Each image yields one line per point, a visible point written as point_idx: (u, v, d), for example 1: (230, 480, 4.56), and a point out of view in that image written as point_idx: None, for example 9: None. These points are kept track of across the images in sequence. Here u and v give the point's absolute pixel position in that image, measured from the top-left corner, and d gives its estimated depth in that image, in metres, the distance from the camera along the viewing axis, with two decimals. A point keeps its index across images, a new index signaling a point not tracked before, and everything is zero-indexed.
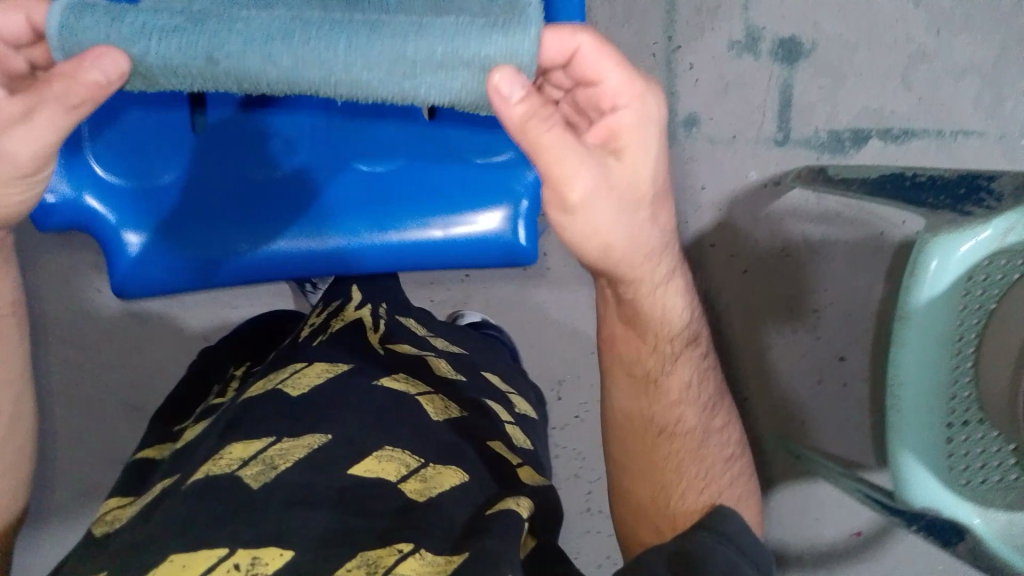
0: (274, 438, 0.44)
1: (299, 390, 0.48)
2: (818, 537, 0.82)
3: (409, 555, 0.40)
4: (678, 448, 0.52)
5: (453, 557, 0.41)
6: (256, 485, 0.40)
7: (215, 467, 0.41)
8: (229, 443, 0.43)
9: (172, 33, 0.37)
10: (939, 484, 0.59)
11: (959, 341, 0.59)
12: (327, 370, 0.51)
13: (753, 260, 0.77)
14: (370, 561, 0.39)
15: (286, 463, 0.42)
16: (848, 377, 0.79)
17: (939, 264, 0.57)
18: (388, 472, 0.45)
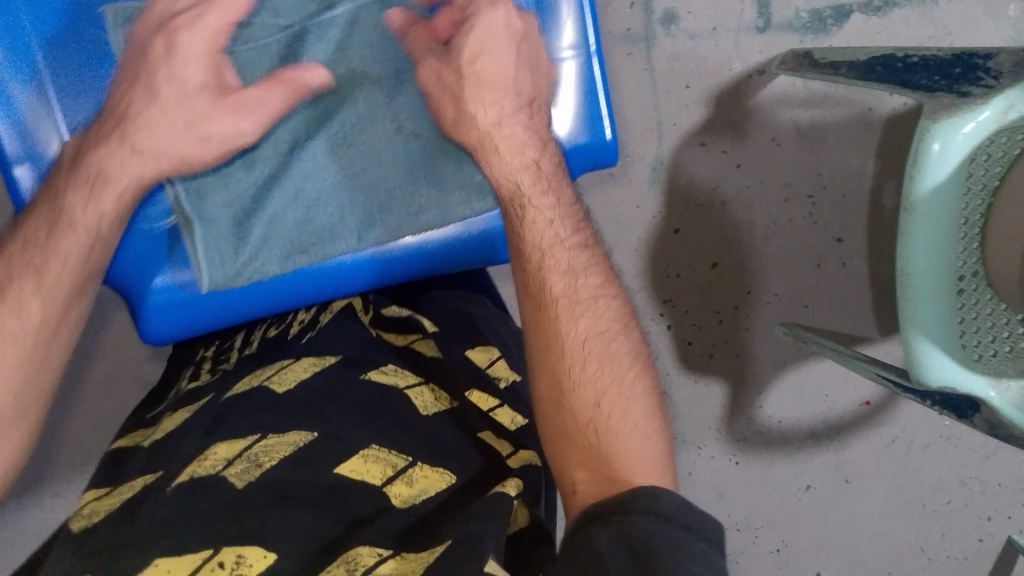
0: (258, 436, 0.46)
1: (285, 386, 0.51)
2: (829, 410, 0.84)
3: (388, 556, 0.41)
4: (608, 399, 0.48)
5: (435, 549, 0.42)
6: (241, 484, 0.42)
7: (202, 468, 0.44)
8: (214, 442, 0.46)
9: (223, 238, 0.53)
10: (951, 362, 0.61)
11: (965, 224, 0.59)
12: (314, 365, 0.54)
13: (744, 153, 0.76)
14: (350, 560, 0.40)
15: (273, 459, 0.44)
16: (846, 256, 0.79)
17: (938, 150, 0.57)
18: (372, 475, 0.46)
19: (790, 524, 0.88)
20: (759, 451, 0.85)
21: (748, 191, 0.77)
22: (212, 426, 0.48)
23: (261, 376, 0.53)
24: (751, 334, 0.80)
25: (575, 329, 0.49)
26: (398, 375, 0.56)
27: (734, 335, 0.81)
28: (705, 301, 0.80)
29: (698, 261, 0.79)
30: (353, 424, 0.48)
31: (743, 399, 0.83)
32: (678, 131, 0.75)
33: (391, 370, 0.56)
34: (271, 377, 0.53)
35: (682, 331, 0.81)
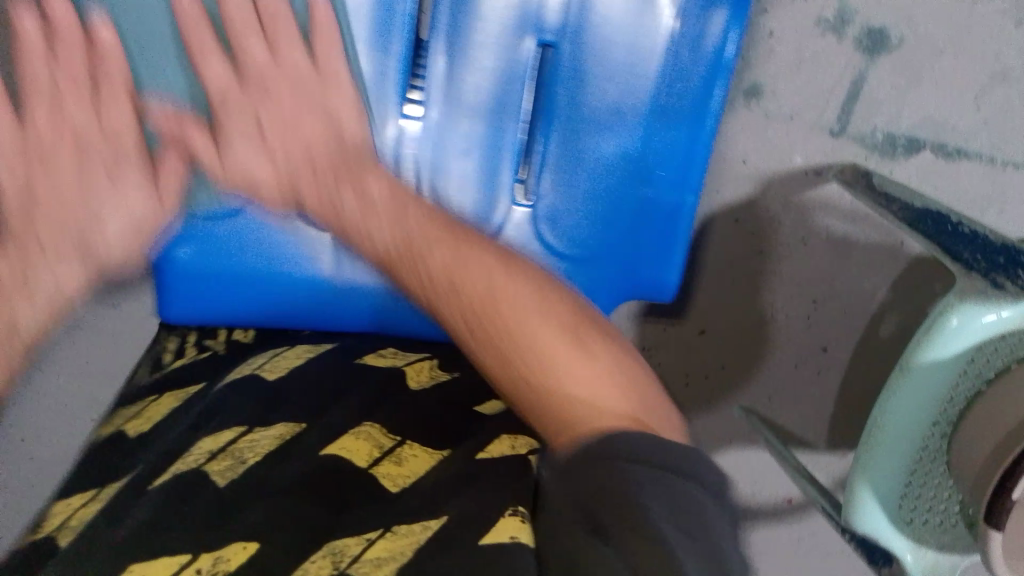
0: (245, 429, 0.51)
1: (276, 372, 0.57)
2: (750, 498, 0.87)
3: (378, 538, 0.40)
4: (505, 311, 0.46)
5: (430, 523, 0.40)
6: (222, 482, 0.46)
7: (187, 463, 0.48)
8: (201, 436, 0.51)
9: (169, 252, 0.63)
10: (884, 519, 0.64)
11: (947, 402, 0.61)
12: (307, 352, 0.61)
13: (770, 241, 0.77)
14: (336, 551, 0.39)
15: (255, 454, 0.48)
16: (824, 366, 0.81)
17: (956, 332, 0.58)
18: (360, 455, 0.47)
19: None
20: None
21: (762, 277, 0.78)
22: (202, 418, 0.53)
23: (254, 363, 0.59)
24: (711, 401, 0.83)
25: (539, 330, 0.45)
26: (397, 358, 0.60)
27: (695, 400, 0.83)
28: (679, 360, 0.82)
29: (690, 324, 0.80)
30: (328, 424, 0.50)
31: None
32: (718, 200, 0.76)
33: (389, 353, 0.61)
34: (267, 362, 0.58)
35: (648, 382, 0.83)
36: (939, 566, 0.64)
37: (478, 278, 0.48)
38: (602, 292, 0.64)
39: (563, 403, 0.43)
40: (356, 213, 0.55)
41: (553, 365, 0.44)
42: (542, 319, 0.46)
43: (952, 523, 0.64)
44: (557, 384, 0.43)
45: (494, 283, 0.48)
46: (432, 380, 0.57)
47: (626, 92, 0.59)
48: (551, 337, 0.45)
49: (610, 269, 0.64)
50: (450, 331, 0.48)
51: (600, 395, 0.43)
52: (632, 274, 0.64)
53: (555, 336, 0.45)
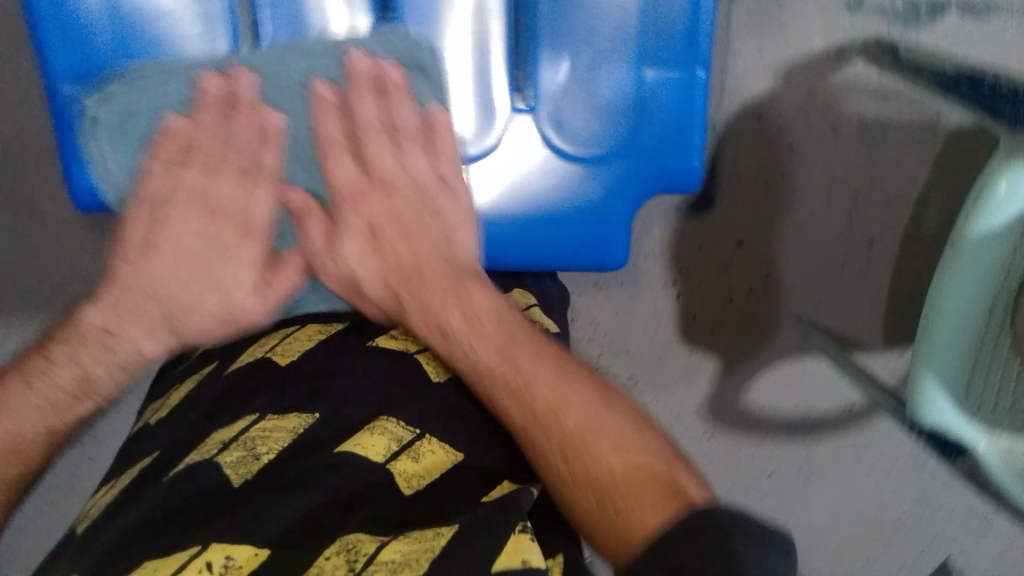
0: (258, 416, 0.48)
1: (288, 356, 0.53)
2: (812, 407, 0.83)
3: (391, 539, 0.38)
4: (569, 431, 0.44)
5: (442, 530, 0.39)
6: (237, 482, 0.44)
7: (199, 455, 0.47)
8: (219, 425, 0.49)
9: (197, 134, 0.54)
10: (951, 406, 0.60)
11: (1004, 274, 0.57)
12: (319, 332, 0.56)
13: (799, 137, 0.73)
14: (350, 547, 0.38)
15: (268, 448, 0.45)
16: (872, 261, 0.77)
17: (1009, 195, 0.54)
18: (377, 451, 0.44)
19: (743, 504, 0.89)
20: (750, 437, 0.85)
21: (793, 176, 0.74)
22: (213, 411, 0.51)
23: (265, 347, 0.55)
24: (756, 320, 0.79)
25: (602, 445, 0.43)
26: (410, 340, 0.55)
27: (740, 318, 0.79)
28: (717, 282, 0.77)
29: (725, 239, 0.76)
30: (344, 399, 0.49)
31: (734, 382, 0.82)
32: (739, 97, 0.71)
33: (402, 334, 0.55)
34: (278, 345, 0.54)
35: (689, 305, 0.78)
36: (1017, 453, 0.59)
37: (578, 423, 0.44)
38: (614, 225, 0.60)
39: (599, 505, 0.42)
40: (465, 336, 0.50)
41: (596, 463, 0.43)
42: (612, 417, 0.45)
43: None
44: (634, 493, 0.41)
45: (547, 412, 0.45)
46: (452, 375, 0.52)
47: (622, 32, 0.56)
48: (611, 446, 0.43)
49: (625, 173, 0.59)
50: (530, 455, 0.45)
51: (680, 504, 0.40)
52: (652, 174, 0.59)
53: (615, 431, 0.44)
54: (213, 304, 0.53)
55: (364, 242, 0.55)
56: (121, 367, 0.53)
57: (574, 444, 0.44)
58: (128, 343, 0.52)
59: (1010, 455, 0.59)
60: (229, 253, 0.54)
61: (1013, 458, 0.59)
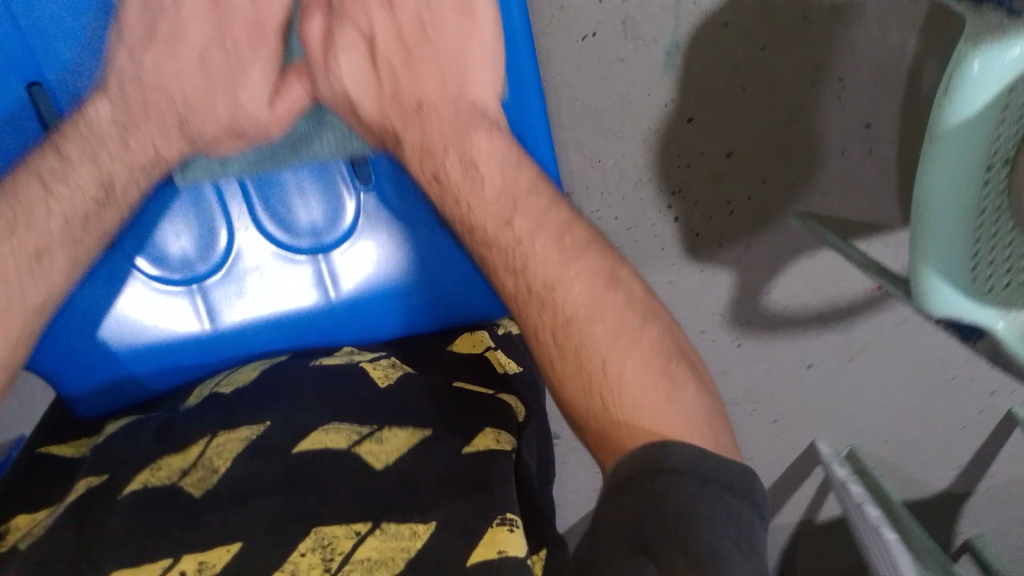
0: (209, 438, 0.55)
1: (232, 386, 0.59)
2: (834, 297, 0.82)
3: (367, 535, 0.49)
4: (593, 351, 0.49)
5: (418, 532, 0.49)
6: (197, 492, 0.53)
7: (155, 479, 0.53)
8: (166, 451, 0.55)
9: None
10: (959, 294, 0.59)
11: (992, 155, 0.55)
12: (260, 364, 0.61)
13: (771, 35, 0.69)
14: (324, 544, 0.49)
15: (224, 460, 0.54)
16: (874, 143, 0.74)
17: (978, 77, 0.51)
18: (338, 441, 0.54)
19: (794, 395, 0.89)
20: (789, 333, 0.85)
21: (772, 74, 0.71)
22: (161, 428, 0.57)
23: (210, 385, 0.60)
24: (762, 224, 0.78)
25: (592, 338, 0.49)
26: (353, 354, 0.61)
27: (746, 224, 0.78)
28: (713, 195, 0.76)
29: (712, 149, 0.74)
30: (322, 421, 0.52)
31: (751, 286, 0.81)
32: (698, 9, 0.67)
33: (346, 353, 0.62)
34: (223, 378, 0.61)
35: (690, 222, 0.77)
36: None
37: (570, 299, 0.51)
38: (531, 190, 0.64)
39: (626, 422, 0.47)
40: (464, 187, 0.54)
41: (618, 383, 0.48)
42: (601, 329, 0.50)
43: None
44: (628, 399, 0.47)
45: (568, 330, 0.50)
46: (395, 373, 0.59)
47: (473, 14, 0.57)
48: (604, 344, 0.49)
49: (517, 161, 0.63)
50: (536, 349, 0.52)
51: (676, 421, 0.46)
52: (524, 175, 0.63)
53: (641, 360, 0.49)
54: (223, 109, 0.56)
55: (358, 58, 0.54)
56: (142, 169, 0.56)
57: (586, 348, 0.49)
58: (144, 142, 0.55)
59: None
60: (228, 60, 0.55)
61: None
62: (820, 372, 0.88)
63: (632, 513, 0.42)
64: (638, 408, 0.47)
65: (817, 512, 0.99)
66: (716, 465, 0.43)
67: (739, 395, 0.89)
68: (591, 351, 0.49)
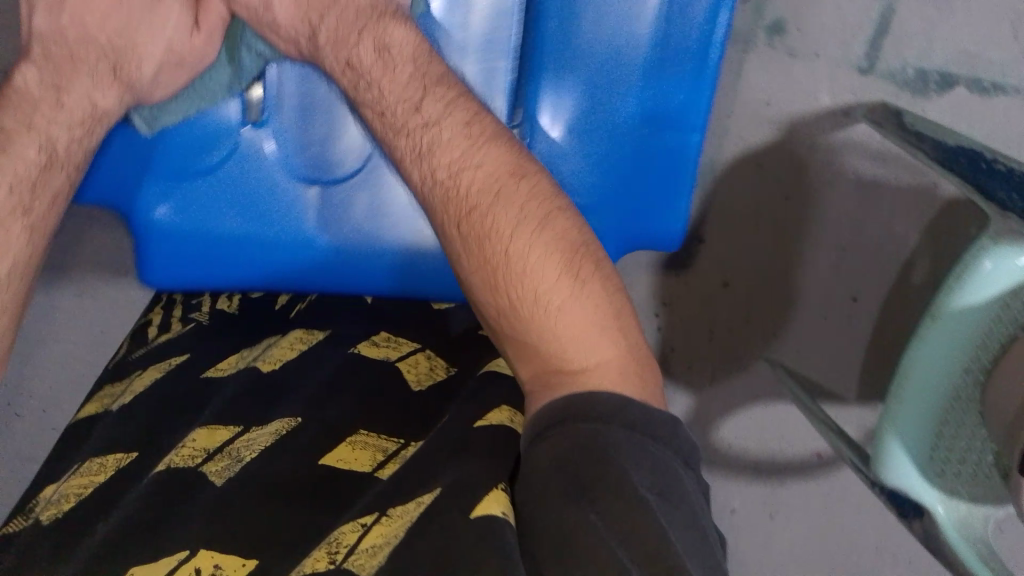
0: (240, 430, 0.52)
1: (274, 363, 0.58)
2: (778, 452, 0.84)
3: (372, 524, 0.41)
4: (509, 249, 0.47)
5: (422, 499, 0.41)
6: (220, 481, 0.47)
7: (179, 457, 0.50)
8: (197, 429, 0.52)
9: None
10: (913, 468, 0.61)
11: (979, 348, 0.58)
12: (298, 342, 0.60)
13: (798, 188, 0.74)
14: (331, 541, 0.40)
15: (252, 451, 0.50)
16: (855, 316, 0.78)
17: (984, 274, 0.56)
18: (361, 462, 0.48)
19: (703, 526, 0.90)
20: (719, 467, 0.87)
21: (787, 225, 0.75)
22: (193, 412, 0.55)
23: (248, 358, 0.59)
24: (739, 362, 0.81)
25: (502, 212, 0.48)
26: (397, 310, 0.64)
27: (720, 354, 0.81)
28: (702, 319, 0.80)
29: (711, 275, 0.78)
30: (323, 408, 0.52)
31: (705, 415, 0.84)
32: (742, 144, 0.73)
33: (383, 340, 0.60)
34: (261, 355, 0.59)
35: (670, 335, 0.81)
36: (972, 518, 0.60)
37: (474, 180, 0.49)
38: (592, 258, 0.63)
39: (538, 335, 0.46)
40: (375, 72, 0.55)
41: (516, 256, 0.47)
42: (517, 203, 0.48)
43: (987, 475, 0.60)
44: (530, 289, 0.46)
45: (483, 228, 0.48)
46: (430, 381, 0.56)
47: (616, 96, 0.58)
48: (506, 230, 0.47)
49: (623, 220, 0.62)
50: (446, 246, 0.50)
51: (579, 308, 0.46)
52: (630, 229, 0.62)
53: (544, 252, 0.47)
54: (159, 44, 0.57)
55: None
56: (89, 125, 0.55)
57: (495, 235, 0.48)
58: (81, 96, 0.54)
59: (965, 521, 0.60)
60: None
61: (966, 524, 0.60)
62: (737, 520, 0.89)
63: (561, 452, 0.40)
64: (548, 325, 0.46)
65: None
66: (648, 418, 0.42)
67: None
68: (505, 273, 0.47)
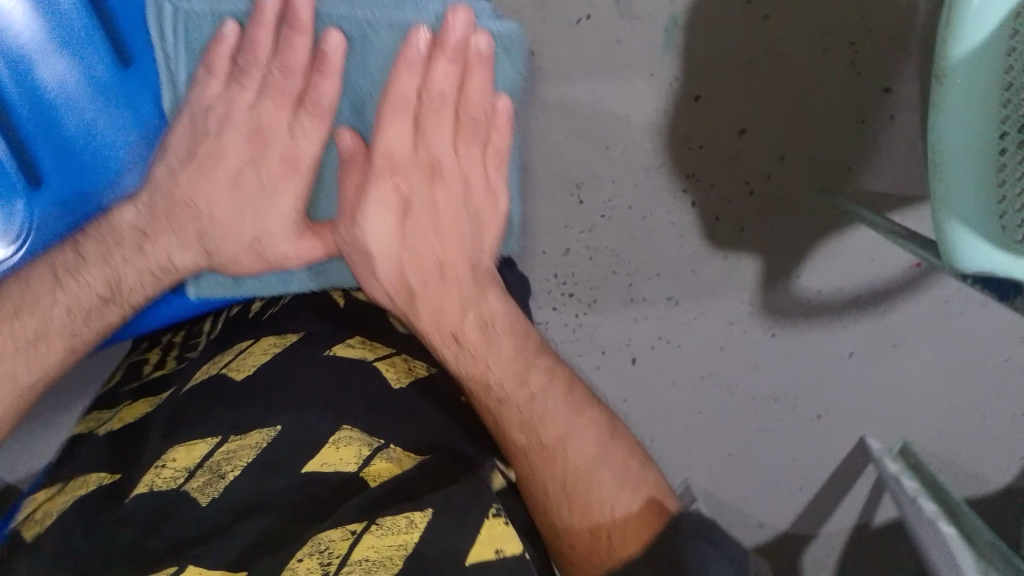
0: (220, 439, 0.50)
1: (242, 372, 0.54)
2: (874, 278, 0.78)
3: (363, 533, 0.42)
4: (541, 430, 0.53)
5: (415, 519, 0.42)
6: (205, 500, 0.46)
7: (162, 476, 0.48)
8: (174, 444, 0.50)
9: None
10: (990, 244, 0.53)
11: (1008, 90, 0.51)
12: (272, 346, 0.57)
13: (775, 2, 0.67)
14: (323, 548, 0.41)
15: (233, 467, 0.48)
16: (894, 110, 0.71)
17: (979, 8, 0.49)
18: (347, 461, 0.48)
19: (783, 369, 0.83)
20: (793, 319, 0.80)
21: (782, 42, 0.68)
22: (170, 427, 0.52)
23: (220, 364, 0.57)
24: (793, 206, 0.74)
25: (494, 367, 0.55)
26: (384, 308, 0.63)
27: (768, 202, 0.74)
28: (739, 177, 0.73)
29: (724, 128, 0.71)
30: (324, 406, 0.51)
31: (778, 270, 0.78)
32: None
33: (358, 342, 0.58)
34: (234, 361, 0.56)
35: (709, 206, 0.74)
36: None
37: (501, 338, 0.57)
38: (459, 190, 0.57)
39: (586, 514, 0.50)
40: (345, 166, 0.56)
41: (559, 431, 0.53)
42: (501, 359, 0.56)
43: None
44: (566, 439, 0.52)
45: (532, 418, 0.53)
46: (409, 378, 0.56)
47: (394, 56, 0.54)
48: (509, 384, 0.55)
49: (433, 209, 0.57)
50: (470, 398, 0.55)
51: (558, 416, 0.53)
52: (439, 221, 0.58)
53: (574, 418, 0.53)
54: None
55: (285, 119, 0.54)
56: None
57: (536, 411, 0.53)
58: None
59: None
60: None
61: None
62: (816, 359, 0.83)
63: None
64: (595, 492, 0.51)
65: (873, 516, 0.93)
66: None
67: (715, 370, 0.82)
68: (543, 445, 0.52)
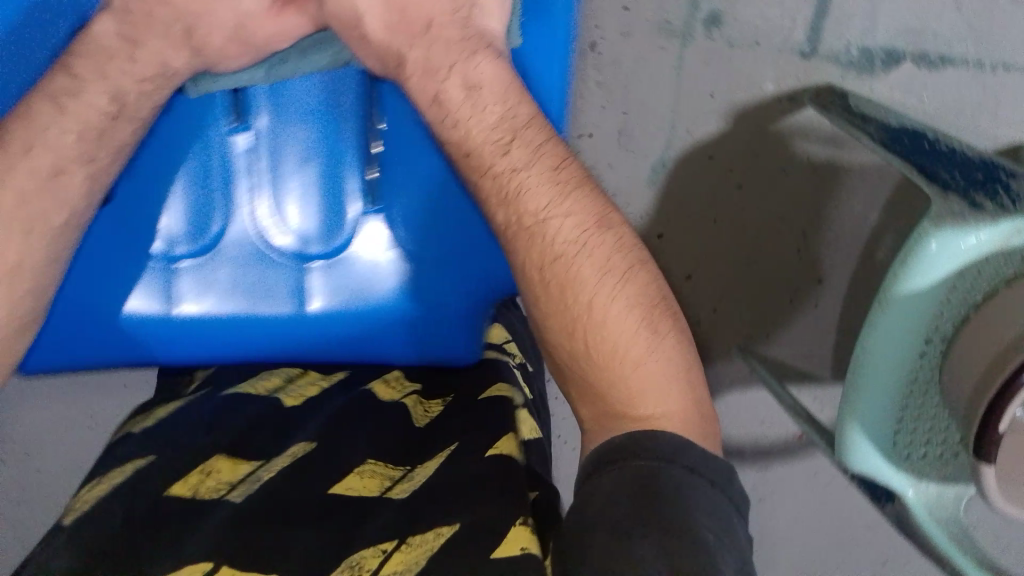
0: (260, 462, 0.55)
1: (298, 399, 0.61)
2: (762, 436, 0.85)
3: (393, 551, 0.45)
4: (599, 340, 0.46)
5: (443, 530, 0.45)
6: (242, 496, 0.50)
7: (207, 487, 0.51)
8: (219, 459, 0.54)
9: None
10: (879, 455, 0.61)
11: (930, 333, 0.58)
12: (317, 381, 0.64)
13: (750, 175, 0.73)
14: (355, 564, 0.44)
15: (271, 472, 0.53)
16: (820, 298, 0.78)
17: (929, 260, 0.55)
18: (369, 487, 0.52)
19: None
20: None
21: (746, 213, 0.74)
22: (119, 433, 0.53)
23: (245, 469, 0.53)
24: (706, 356, 0.81)
25: (602, 343, 0.46)
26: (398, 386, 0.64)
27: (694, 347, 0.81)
28: None
29: (674, 270, 0.78)
30: None
31: None
32: (689, 140, 0.72)
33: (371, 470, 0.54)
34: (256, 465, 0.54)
35: None
36: (942, 499, 0.61)
37: (562, 231, 0.48)
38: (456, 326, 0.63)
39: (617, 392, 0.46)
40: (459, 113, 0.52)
41: (616, 344, 0.46)
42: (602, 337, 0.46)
43: (953, 455, 0.60)
44: (618, 346, 0.46)
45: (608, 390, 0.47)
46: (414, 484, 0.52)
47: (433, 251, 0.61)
48: (604, 306, 0.47)
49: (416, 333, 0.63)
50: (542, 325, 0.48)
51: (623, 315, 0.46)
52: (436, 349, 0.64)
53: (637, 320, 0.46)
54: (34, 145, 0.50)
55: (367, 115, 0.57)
56: None
57: (607, 355, 0.46)
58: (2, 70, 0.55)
59: (936, 501, 0.61)
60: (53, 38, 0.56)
61: (938, 503, 0.61)
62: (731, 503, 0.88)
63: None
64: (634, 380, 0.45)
65: None
66: (705, 459, 0.42)
67: None
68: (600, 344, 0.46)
